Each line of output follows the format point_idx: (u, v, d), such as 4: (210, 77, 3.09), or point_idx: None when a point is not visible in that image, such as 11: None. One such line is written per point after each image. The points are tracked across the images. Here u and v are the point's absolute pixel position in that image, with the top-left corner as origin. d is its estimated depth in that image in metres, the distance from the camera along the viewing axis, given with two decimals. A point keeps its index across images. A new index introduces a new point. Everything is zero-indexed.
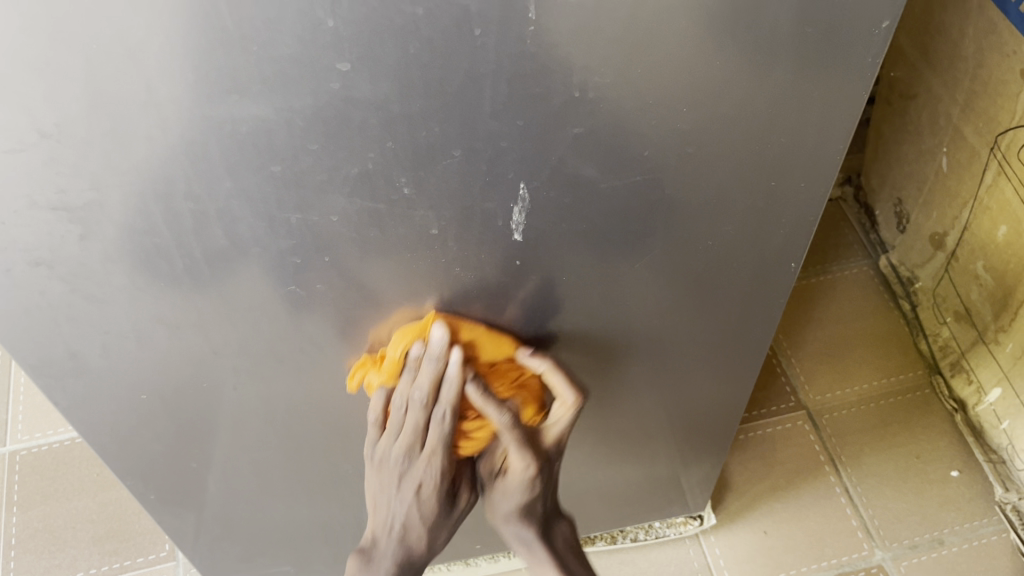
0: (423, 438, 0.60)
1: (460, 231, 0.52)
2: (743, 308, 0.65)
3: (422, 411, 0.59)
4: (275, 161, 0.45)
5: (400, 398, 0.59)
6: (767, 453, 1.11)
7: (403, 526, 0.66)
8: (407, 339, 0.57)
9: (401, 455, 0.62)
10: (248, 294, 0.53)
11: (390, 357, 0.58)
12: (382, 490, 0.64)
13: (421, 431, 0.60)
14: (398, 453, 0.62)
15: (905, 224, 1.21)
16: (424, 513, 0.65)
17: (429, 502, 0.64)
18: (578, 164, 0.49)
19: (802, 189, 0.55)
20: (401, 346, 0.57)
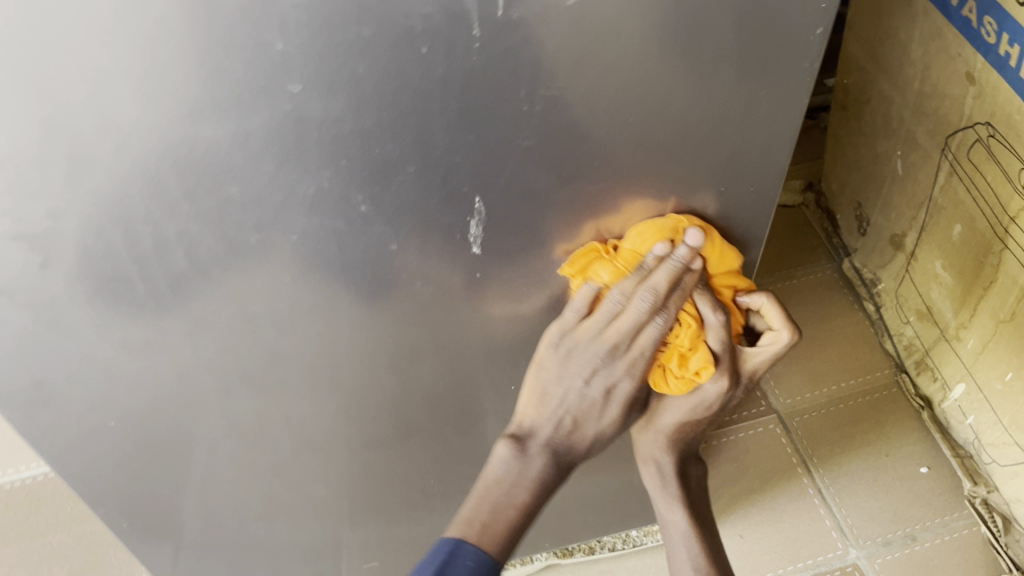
0: (636, 341, 0.55)
1: (420, 246, 0.53)
2: None
3: (645, 315, 0.54)
4: (232, 183, 0.46)
5: (619, 297, 0.54)
6: (739, 456, 1.12)
7: (569, 429, 0.60)
8: (651, 236, 0.55)
9: (601, 357, 0.56)
10: (213, 316, 0.54)
11: (627, 251, 0.55)
12: (558, 388, 0.58)
13: (637, 331, 0.54)
14: (597, 354, 0.56)
15: (865, 226, 1.23)
16: (603, 417, 0.60)
17: (613, 405, 0.59)
18: (531, 176, 0.50)
19: (751, 193, 0.56)
20: (651, 240, 0.55)
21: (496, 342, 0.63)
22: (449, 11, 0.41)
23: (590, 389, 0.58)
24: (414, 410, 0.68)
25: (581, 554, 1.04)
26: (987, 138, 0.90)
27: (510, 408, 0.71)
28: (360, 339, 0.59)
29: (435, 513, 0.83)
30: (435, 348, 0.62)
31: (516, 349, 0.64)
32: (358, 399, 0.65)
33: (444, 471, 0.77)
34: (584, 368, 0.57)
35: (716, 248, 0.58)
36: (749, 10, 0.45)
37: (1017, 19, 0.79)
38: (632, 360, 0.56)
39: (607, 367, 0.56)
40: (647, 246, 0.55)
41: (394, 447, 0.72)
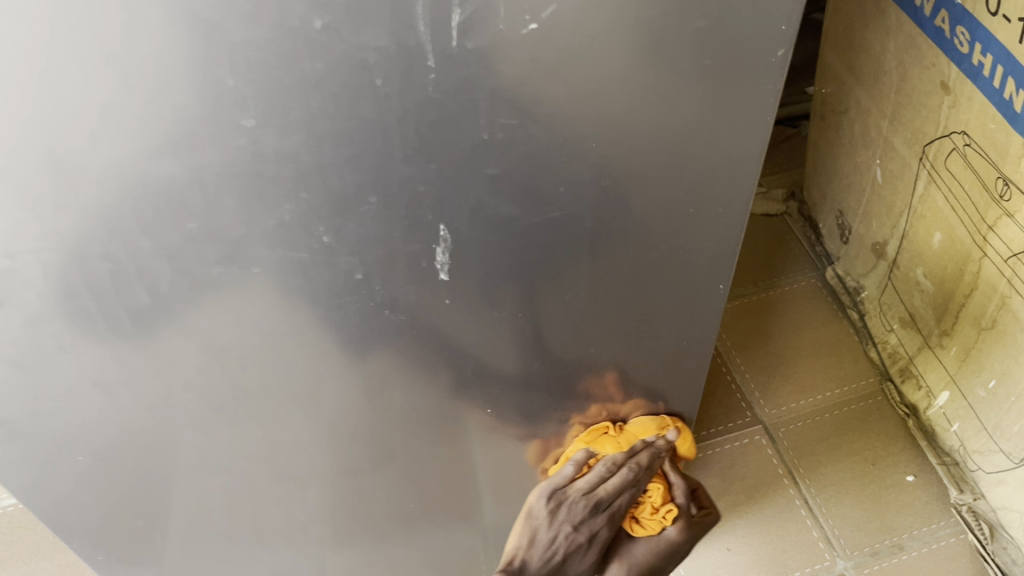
0: (616, 501, 0.70)
1: (386, 275, 0.52)
2: (680, 330, 0.65)
3: (627, 481, 0.69)
4: (191, 218, 0.45)
5: (608, 465, 0.69)
6: (724, 469, 1.12)
7: (554, 569, 0.72)
8: (644, 429, 0.73)
9: (587, 510, 0.69)
10: (178, 350, 0.54)
11: (620, 438, 0.72)
12: (546, 533, 0.71)
13: (620, 491, 0.70)
14: (585, 508, 0.69)
15: (847, 235, 1.23)
16: (577, 560, 0.72)
17: (588, 552, 0.72)
18: (495, 203, 0.50)
19: (720, 215, 0.56)
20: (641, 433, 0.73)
21: (469, 367, 0.62)
22: (403, 42, 0.40)
23: (576, 536, 0.71)
24: (390, 436, 0.67)
25: None
26: (963, 147, 0.90)
27: (487, 431, 0.70)
28: (330, 368, 0.59)
29: (415, 538, 0.83)
30: (407, 375, 0.61)
31: (490, 374, 0.64)
32: (331, 427, 0.65)
33: (423, 496, 0.77)
34: (571, 518, 0.70)
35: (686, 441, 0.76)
36: (708, 33, 0.45)
37: (988, 29, 0.79)
38: (610, 514, 0.71)
39: (592, 518, 0.70)
40: (637, 433, 0.73)
41: (371, 473, 0.71)
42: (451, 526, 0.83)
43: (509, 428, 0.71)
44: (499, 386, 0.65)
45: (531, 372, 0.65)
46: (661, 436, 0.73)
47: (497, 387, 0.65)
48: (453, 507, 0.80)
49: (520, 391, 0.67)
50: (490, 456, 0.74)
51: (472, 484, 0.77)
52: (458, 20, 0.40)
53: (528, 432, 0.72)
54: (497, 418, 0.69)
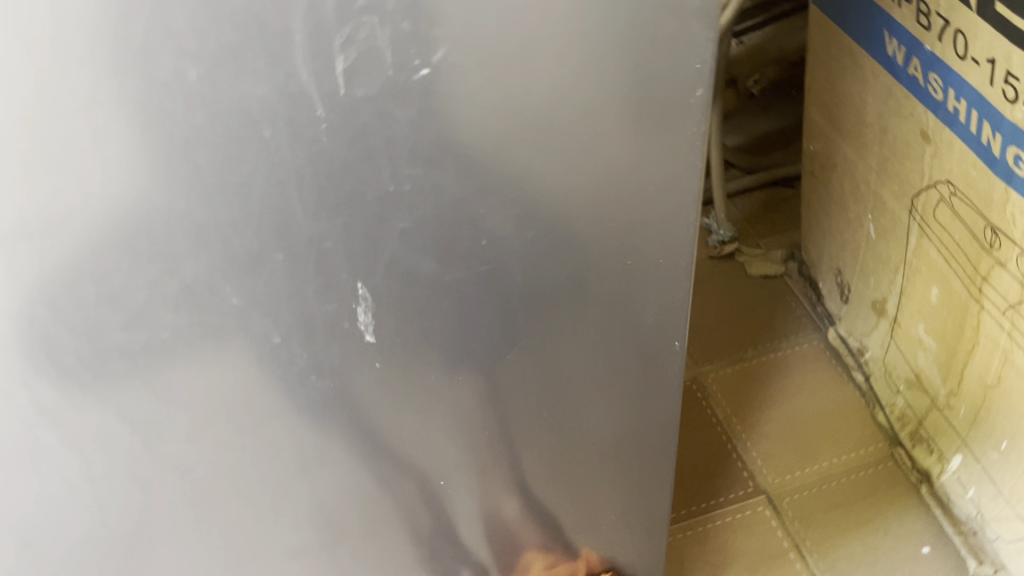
0: None
1: (305, 339, 0.50)
2: (638, 392, 0.62)
3: None
4: (88, 282, 0.44)
5: None
6: (726, 543, 1.05)
7: None
8: None
9: None
10: (94, 423, 0.51)
11: None
12: None
13: None
14: None
15: (846, 294, 1.19)
16: None
17: None
18: (413, 258, 0.48)
19: (661, 266, 0.53)
20: None
21: (415, 437, 0.60)
22: (287, 91, 0.39)
23: None
24: (338, 513, 0.64)
25: None
26: (949, 197, 0.87)
27: (443, 505, 0.66)
28: (260, 442, 0.56)
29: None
30: (345, 448, 0.59)
31: (436, 441, 0.61)
32: (271, 504, 0.61)
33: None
34: None
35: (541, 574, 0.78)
36: (618, 78, 0.43)
37: (960, 74, 0.77)
38: None
39: None
40: None
41: (323, 554, 0.68)
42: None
43: (468, 504, 0.67)
44: (452, 455, 0.62)
45: (483, 438, 0.62)
46: None
47: (449, 456, 0.62)
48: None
49: (472, 459, 0.63)
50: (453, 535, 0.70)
51: (438, 564, 0.73)
52: (342, 66, 0.39)
53: (488, 507, 0.68)
54: (453, 494, 0.66)
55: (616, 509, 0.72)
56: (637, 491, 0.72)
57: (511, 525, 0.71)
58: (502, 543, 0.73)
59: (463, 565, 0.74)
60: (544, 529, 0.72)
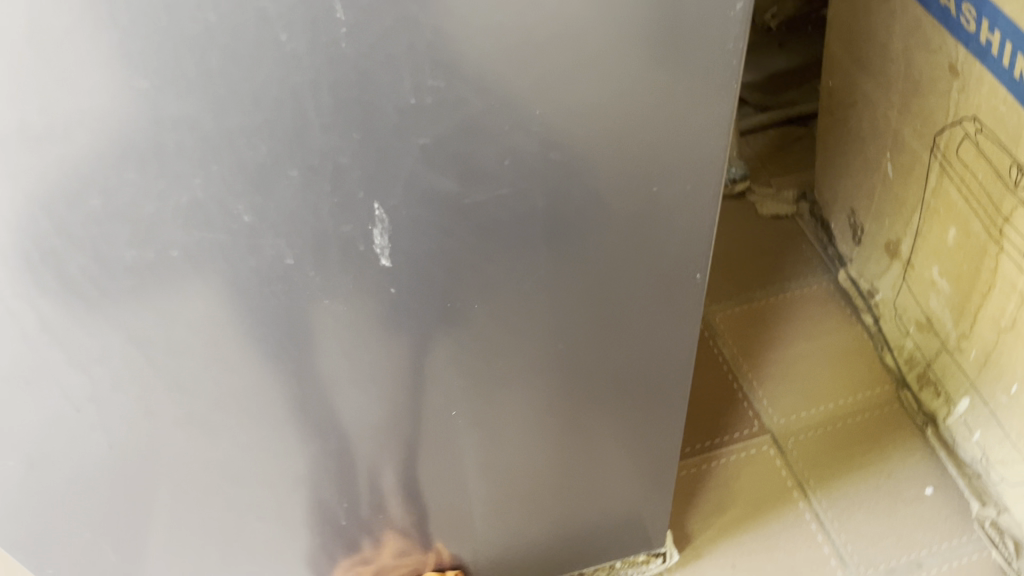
0: None
1: (318, 261, 0.48)
2: (656, 325, 0.61)
3: None
4: (93, 192, 0.42)
5: None
6: (730, 480, 1.05)
7: None
8: None
9: None
10: (100, 342, 0.50)
11: None
12: None
13: None
14: None
15: (859, 234, 1.17)
16: None
17: None
18: (432, 178, 0.46)
19: (688, 192, 0.51)
20: None
21: (426, 366, 0.58)
22: None
23: None
24: (346, 445, 0.63)
25: None
26: (974, 134, 0.85)
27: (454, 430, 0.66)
28: (271, 369, 0.55)
29: (380, 546, 0.79)
30: (356, 375, 0.57)
31: (450, 370, 0.59)
32: (279, 430, 0.60)
33: (389, 506, 0.73)
34: None
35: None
36: None
37: (995, 4, 0.74)
38: None
39: None
40: None
41: (329, 482, 0.68)
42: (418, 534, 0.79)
43: (482, 429, 0.67)
44: (468, 383, 0.61)
45: (498, 366, 0.60)
46: None
47: (465, 384, 0.61)
48: (421, 515, 0.76)
49: (486, 387, 0.62)
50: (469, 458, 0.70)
51: (444, 491, 0.73)
52: None
53: (502, 433, 0.68)
54: (466, 420, 0.65)
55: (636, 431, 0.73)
56: (652, 420, 0.72)
57: (531, 445, 0.71)
58: (511, 470, 0.73)
59: (474, 488, 0.74)
60: (561, 452, 0.72)
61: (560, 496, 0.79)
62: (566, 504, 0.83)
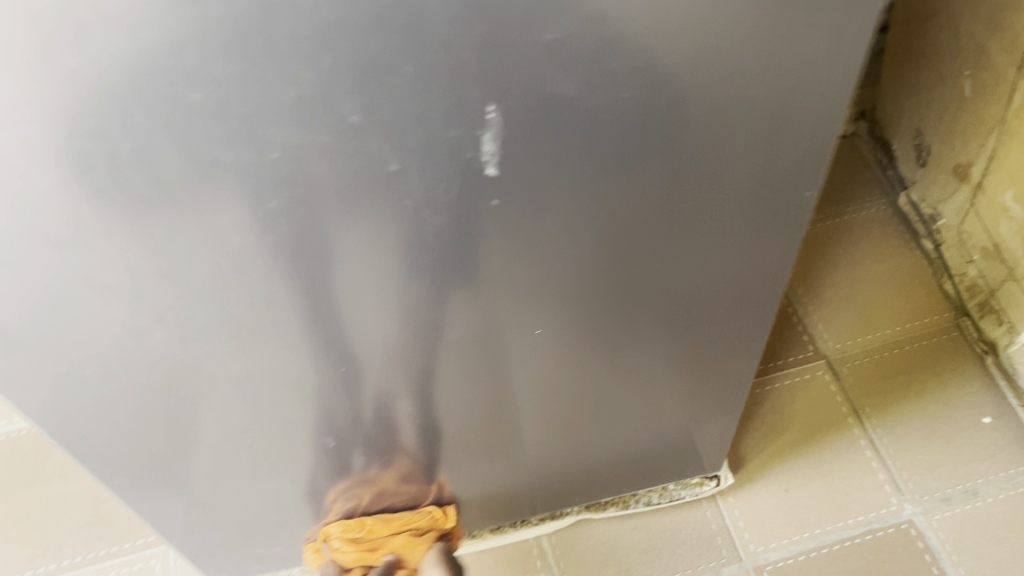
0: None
1: (423, 169, 0.45)
2: (754, 239, 0.59)
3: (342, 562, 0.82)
4: (194, 86, 0.38)
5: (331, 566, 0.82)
6: (782, 405, 1.05)
7: None
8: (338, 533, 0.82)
9: None
10: (187, 251, 0.47)
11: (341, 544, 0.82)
12: None
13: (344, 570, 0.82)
14: None
15: (924, 156, 1.13)
16: None
17: None
18: (553, 79, 0.42)
19: (816, 99, 0.48)
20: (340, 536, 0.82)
21: (517, 277, 0.56)
22: None
23: None
24: (427, 355, 0.62)
25: (615, 508, 0.97)
26: None
27: (535, 342, 0.64)
28: (362, 282, 0.52)
29: (445, 460, 0.79)
30: (444, 290, 0.55)
31: (542, 281, 0.57)
32: (363, 345, 0.59)
33: (453, 418, 0.72)
34: None
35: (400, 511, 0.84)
36: None
37: None
38: None
39: None
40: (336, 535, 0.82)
41: (404, 398, 0.67)
42: (485, 443, 0.78)
43: (563, 342, 0.65)
44: (556, 296, 0.59)
45: (589, 279, 0.58)
46: (335, 536, 0.82)
47: (553, 297, 0.59)
48: (488, 428, 0.76)
49: (570, 302, 0.60)
50: (541, 371, 0.69)
51: (515, 404, 0.73)
52: None
53: (581, 346, 0.66)
54: (550, 332, 0.64)
55: (708, 349, 0.71)
56: (730, 336, 0.70)
57: (601, 361, 0.69)
58: (584, 381, 0.72)
59: (542, 401, 0.74)
60: (633, 366, 0.71)
61: (628, 407, 0.79)
62: (626, 426, 0.82)
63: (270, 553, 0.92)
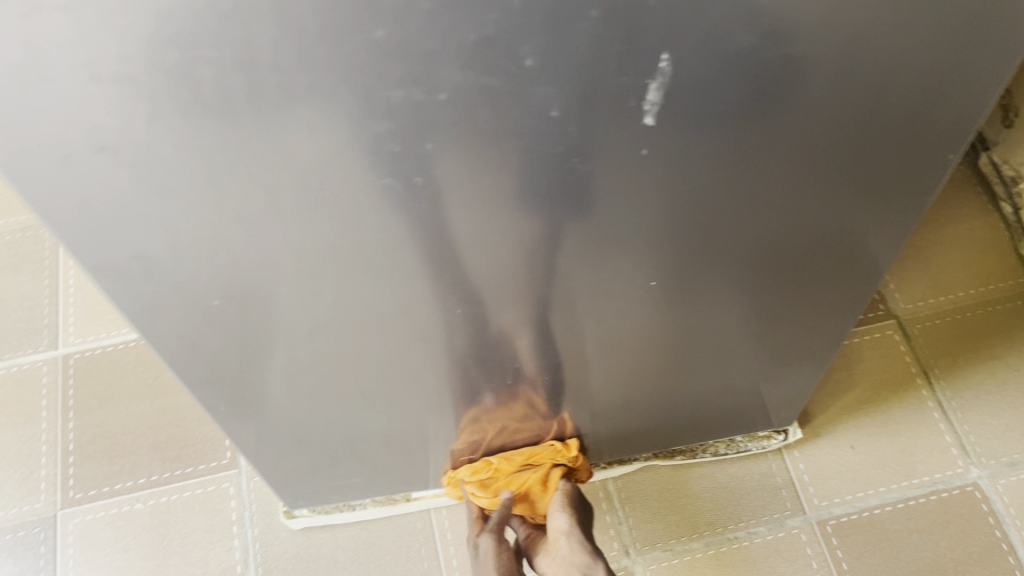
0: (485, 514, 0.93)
1: (584, 114, 0.45)
2: (882, 191, 0.59)
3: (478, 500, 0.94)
4: (378, 21, 0.37)
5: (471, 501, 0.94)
6: (852, 363, 1.09)
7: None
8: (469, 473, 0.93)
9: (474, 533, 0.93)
10: (338, 190, 0.47)
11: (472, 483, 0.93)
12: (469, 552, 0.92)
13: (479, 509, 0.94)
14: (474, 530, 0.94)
15: (1011, 118, 1.10)
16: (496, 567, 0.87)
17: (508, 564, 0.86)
18: (733, 31, 0.41)
19: (986, 60, 0.47)
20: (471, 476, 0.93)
21: (646, 227, 0.57)
22: None
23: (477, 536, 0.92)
24: (544, 300, 0.63)
25: (682, 457, 1.03)
26: None
27: (649, 290, 0.65)
28: (500, 226, 0.52)
29: (537, 398, 0.82)
30: (574, 235, 0.55)
31: (670, 232, 0.58)
32: (488, 289, 0.59)
33: (552, 358, 0.73)
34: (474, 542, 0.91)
35: (524, 452, 0.92)
36: None
37: None
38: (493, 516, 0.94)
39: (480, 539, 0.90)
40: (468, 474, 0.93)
41: (512, 338, 0.68)
42: (579, 382, 0.80)
43: (678, 291, 0.67)
44: (683, 249, 0.60)
45: (716, 230, 0.59)
46: (467, 473, 0.94)
47: (681, 250, 0.60)
48: (584, 367, 0.77)
49: (687, 255, 0.61)
50: (651, 318, 0.70)
51: (613, 346, 0.74)
52: None
53: (692, 294, 0.67)
54: (666, 280, 0.64)
55: (810, 300, 0.73)
56: (832, 291, 0.72)
57: (707, 311, 0.71)
58: (688, 324, 0.73)
59: (642, 345, 0.75)
60: (735, 315, 0.73)
61: (722, 354, 0.81)
62: (717, 373, 0.85)
63: (349, 484, 0.96)
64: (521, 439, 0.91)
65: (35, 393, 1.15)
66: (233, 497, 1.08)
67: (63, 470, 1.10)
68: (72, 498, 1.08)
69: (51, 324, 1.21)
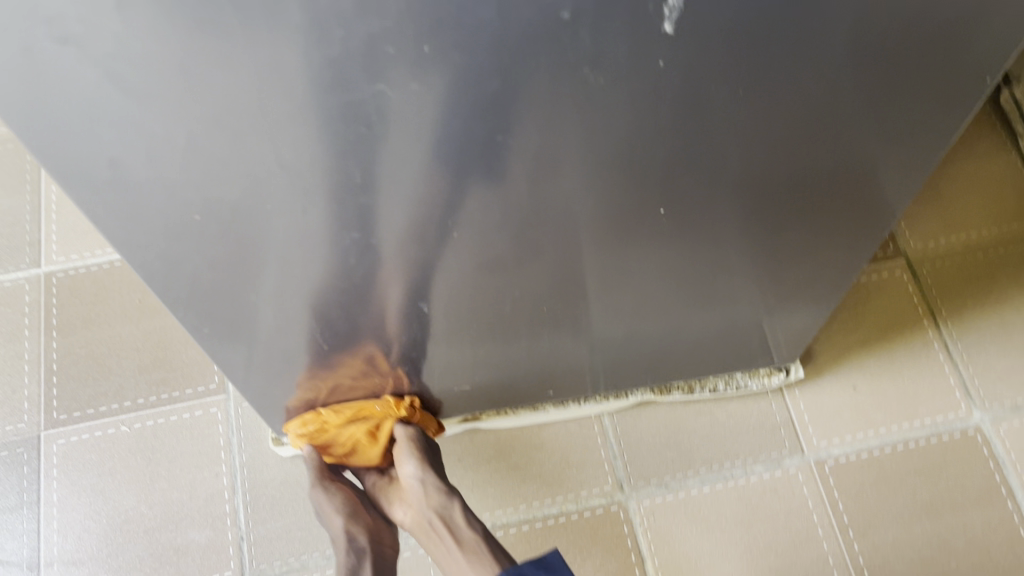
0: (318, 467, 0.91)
1: (598, 19, 0.41)
2: (911, 122, 0.55)
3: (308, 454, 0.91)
4: None
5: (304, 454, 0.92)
6: (860, 302, 1.06)
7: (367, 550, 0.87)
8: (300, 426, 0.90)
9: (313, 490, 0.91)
10: (326, 98, 0.43)
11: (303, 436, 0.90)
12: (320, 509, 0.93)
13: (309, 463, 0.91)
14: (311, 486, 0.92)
15: None
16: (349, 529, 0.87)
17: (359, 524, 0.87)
18: None
19: None
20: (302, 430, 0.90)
21: (659, 151, 0.53)
22: None
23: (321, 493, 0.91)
24: (546, 223, 0.60)
25: (681, 393, 1.01)
26: None
27: (658, 219, 0.62)
28: (500, 142, 0.49)
29: (535, 325, 0.79)
30: (581, 155, 0.52)
31: (684, 157, 0.54)
32: (488, 211, 0.56)
33: (552, 285, 0.71)
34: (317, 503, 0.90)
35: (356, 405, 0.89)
36: None
37: None
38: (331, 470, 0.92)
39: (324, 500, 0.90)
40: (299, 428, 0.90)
41: (511, 262, 0.65)
42: (580, 313, 0.78)
43: (686, 221, 0.63)
44: (699, 176, 0.57)
45: (732, 158, 0.55)
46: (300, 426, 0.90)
47: (696, 177, 0.57)
48: (583, 297, 0.75)
49: (700, 184, 0.58)
50: (658, 249, 0.67)
51: (616, 277, 0.71)
52: None
53: (702, 224, 0.64)
54: (677, 210, 0.61)
55: (824, 235, 0.70)
56: (849, 228, 0.69)
57: (716, 244, 0.68)
58: (694, 256, 0.70)
59: (646, 277, 0.73)
60: (744, 248, 0.70)
61: (728, 289, 0.78)
62: (722, 309, 0.83)
63: None
64: (356, 394, 0.88)
65: (18, 313, 1.12)
66: (221, 422, 1.06)
67: (47, 391, 1.08)
68: (56, 419, 1.06)
69: (33, 241, 1.17)
